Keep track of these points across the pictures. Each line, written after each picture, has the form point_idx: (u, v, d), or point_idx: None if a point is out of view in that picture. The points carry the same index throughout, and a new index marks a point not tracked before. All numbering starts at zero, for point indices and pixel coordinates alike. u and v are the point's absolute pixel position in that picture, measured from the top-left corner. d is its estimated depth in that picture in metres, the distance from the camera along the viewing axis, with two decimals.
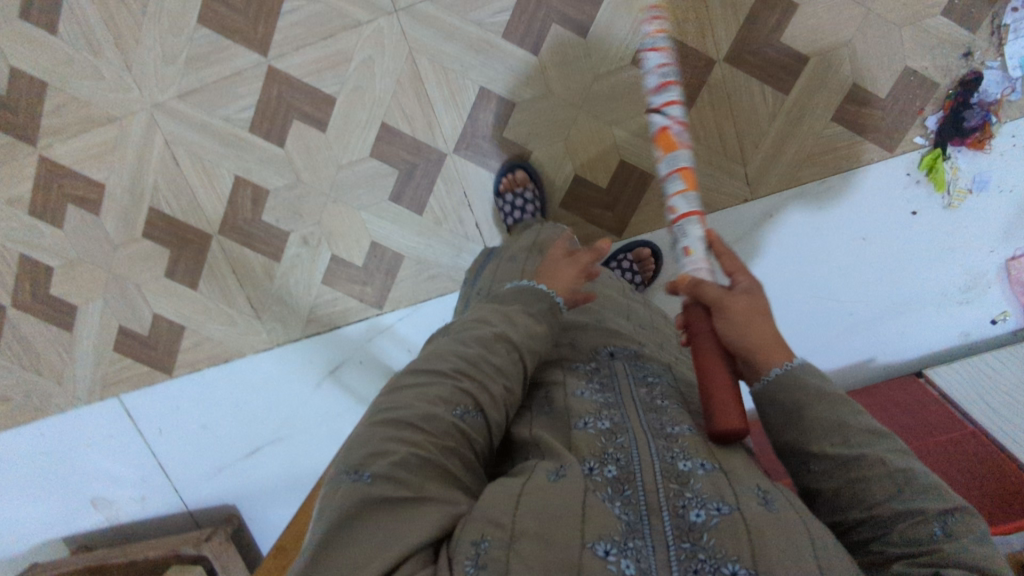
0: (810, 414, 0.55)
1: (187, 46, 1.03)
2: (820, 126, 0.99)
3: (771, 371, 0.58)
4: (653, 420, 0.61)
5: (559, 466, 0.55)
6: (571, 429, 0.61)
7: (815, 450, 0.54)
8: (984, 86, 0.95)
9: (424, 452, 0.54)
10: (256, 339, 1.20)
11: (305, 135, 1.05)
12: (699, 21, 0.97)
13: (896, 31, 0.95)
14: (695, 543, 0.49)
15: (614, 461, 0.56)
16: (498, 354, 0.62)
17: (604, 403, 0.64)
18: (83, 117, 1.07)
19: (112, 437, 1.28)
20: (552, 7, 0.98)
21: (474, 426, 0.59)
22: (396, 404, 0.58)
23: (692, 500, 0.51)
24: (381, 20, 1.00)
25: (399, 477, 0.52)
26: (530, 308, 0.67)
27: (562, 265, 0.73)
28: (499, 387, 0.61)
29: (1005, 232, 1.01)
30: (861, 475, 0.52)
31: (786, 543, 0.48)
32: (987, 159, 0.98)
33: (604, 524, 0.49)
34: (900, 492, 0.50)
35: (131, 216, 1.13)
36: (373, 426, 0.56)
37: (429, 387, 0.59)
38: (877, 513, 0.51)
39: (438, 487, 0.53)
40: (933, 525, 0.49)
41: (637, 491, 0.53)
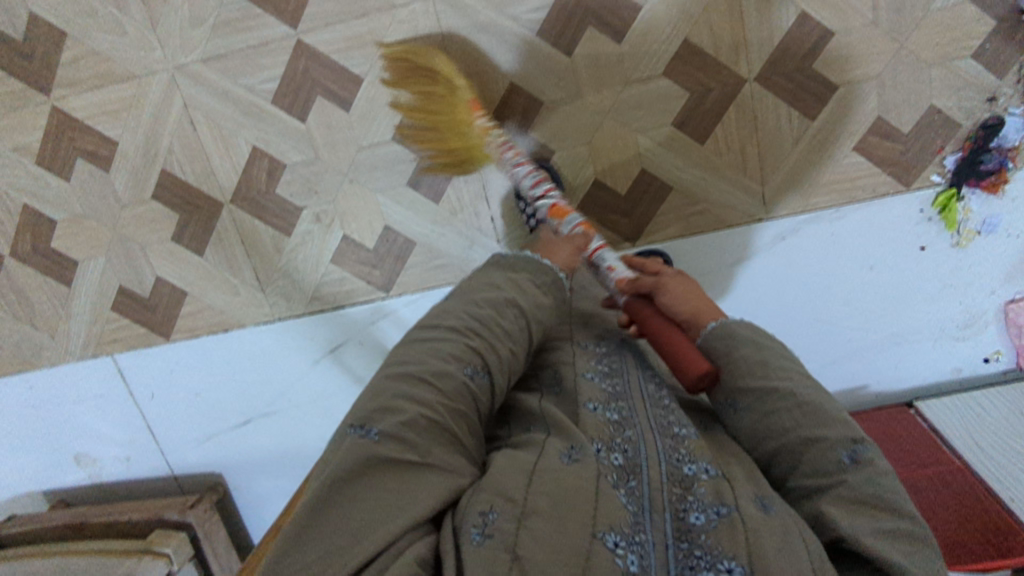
0: (739, 355, 0.71)
1: (215, 10, 1.00)
2: (841, 155, 1.00)
3: (710, 326, 0.75)
4: (659, 418, 0.71)
5: (571, 450, 0.63)
6: (580, 409, 0.71)
7: (740, 387, 0.70)
8: (1005, 131, 0.96)
9: (435, 414, 0.63)
10: (259, 311, 1.19)
11: (328, 112, 1.04)
12: (734, 39, 0.96)
13: (929, 68, 0.95)
14: (692, 544, 0.57)
15: (621, 451, 0.65)
16: (507, 318, 0.73)
17: (612, 394, 0.74)
18: (101, 71, 1.04)
19: (103, 396, 1.27)
20: (591, 9, 0.96)
21: (481, 387, 0.68)
22: (413, 359, 0.68)
23: (694, 505, 0.60)
24: (416, 4, 0.99)
25: (406, 438, 0.60)
26: (536, 278, 0.78)
27: (560, 243, 0.85)
28: (505, 351, 0.71)
29: (1007, 275, 1.04)
30: (774, 407, 0.67)
31: (777, 544, 0.55)
32: (999, 203, 1.00)
33: (613, 516, 0.57)
34: (809, 423, 0.65)
35: (142, 176, 1.11)
36: (390, 382, 0.65)
37: (445, 347, 0.69)
38: (794, 442, 0.65)
39: (444, 454, 0.62)
40: (839, 453, 0.63)
41: (642, 485, 0.61)
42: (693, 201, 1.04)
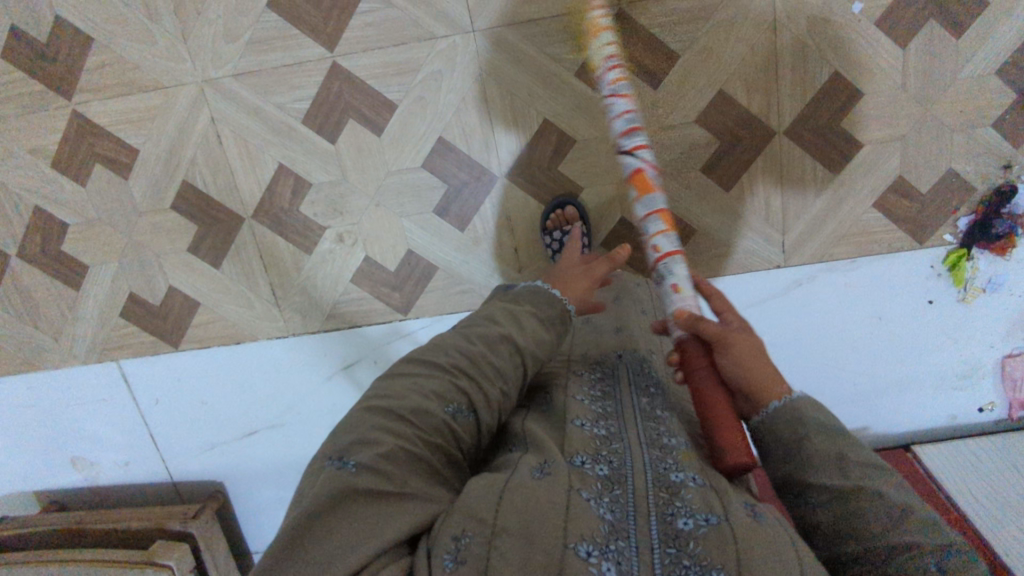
0: (813, 445, 0.53)
1: (252, 27, 0.99)
2: (860, 209, 1.03)
3: (770, 405, 0.57)
4: (651, 428, 0.60)
5: (543, 463, 0.54)
6: (565, 426, 0.60)
7: (812, 481, 0.52)
8: (1017, 198, 1.00)
9: (410, 446, 0.53)
10: (272, 326, 1.18)
11: (359, 135, 1.03)
12: (767, 91, 0.98)
13: (949, 134, 0.99)
14: (681, 549, 0.46)
15: (606, 462, 0.55)
16: (500, 354, 0.61)
17: (602, 411, 0.63)
18: (129, 79, 1.02)
19: (105, 401, 1.24)
20: (630, 55, 0.97)
21: (465, 427, 0.58)
22: (390, 392, 0.57)
23: (681, 509, 0.49)
24: (456, 36, 0.98)
25: (382, 470, 0.51)
26: (538, 310, 0.67)
27: (577, 274, 0.74)
28: (497, 393, 0.60)
29: (1008, 331, 1.08)
30: (858, 508, 0.49)
31: (772, 556, 0.46)
32: (1006, 265, 1.04)
33: (588, 524, 0.48)
34: (894, 524, 0.48)
35: (162, 186, 1.09)
36: (364, 415, 0.55)
37: (425, 380, 0.58)
38: (869, 544, 0.48)
39: (418, 481, 0.52)
40: (930, 562, 0.45)
41: (628, 493, 0.51)
42: (716, 244, 1.06)
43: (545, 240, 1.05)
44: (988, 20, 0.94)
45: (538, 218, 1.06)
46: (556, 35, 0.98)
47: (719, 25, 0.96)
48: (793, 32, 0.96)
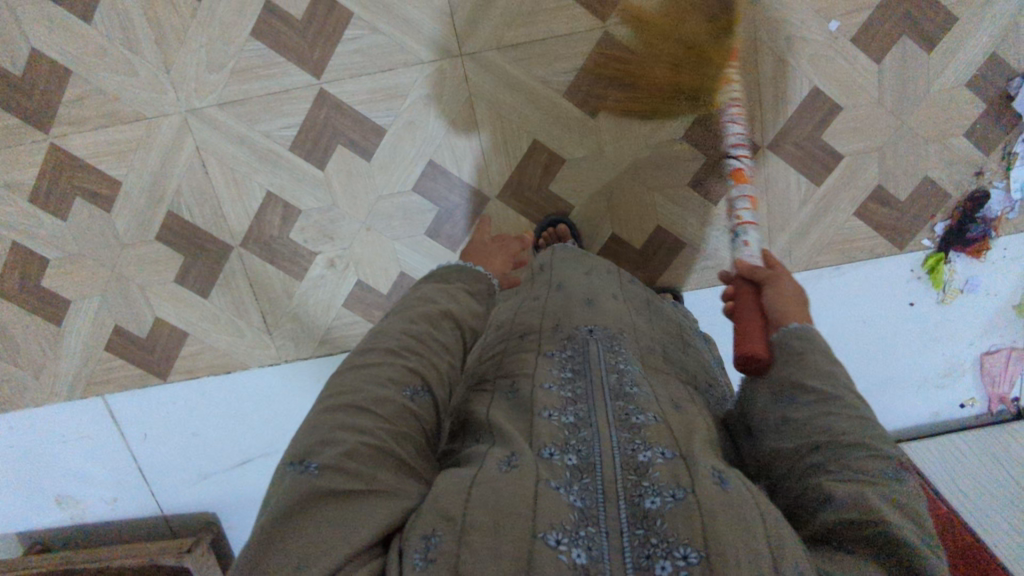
0: (810, 359, 0.52)
1: (236, 56, 0.98)
2: (842, 219, 1.06)
3: (790, 324, 0.56)
4: (619, 404, 0.53)
5: (509, 455, 0.48)
6: (532, 417, 0.52)
7: (798, 381, 0.50)
8: (989, 204, 1.05)
9: (375, 441, 0.46)
10: (263, 354, 1.16)
11: (348, 161, 1.03)
12: (750, 106, 1.00)
13: (923, 144, 1.03)
14: (649, 529, 0.42)
15: (575, 450, 0.48)
16: (443, 331, 0.59)
17: (572, 396, 0.55)
18: (109, 111, 1.01)
19: (91, 437, 1.20)
20: (616, 75, 0.99)
21: (424, 407, 0.52)
22: (344, 387, 0.50)
23: (649, 488, 0.44)
24: (444, 60, 0.98)
25: (348, 467, 0.44)
26: (471, 287, 0.67)
27: (493, 250, 0.87)
28: (444, 364, 0.57)
29: (985, 330, 1.11)
30: (834, 409, 0.47)
31: (740, 525, 0.41)
32: (980, 267, 1.08)
33: (555, 513, 0.43)
34: (859, 424, 0.47)
35: (147, 217, 1.07)
36: (321, 415, 0.48)
37: (376, 368, 0.52)
38: (834, 437, 0.46)
39: (392, 475, 0.46)
40: (884, 465, 0.45)
41: (597, 478, 0.45)
42: (704, 256, 1.08)
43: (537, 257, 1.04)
44: (956, 35, 0.98)
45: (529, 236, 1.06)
46: (543, 58, 0.99)
47: None
48: (771, 49, 0.98)
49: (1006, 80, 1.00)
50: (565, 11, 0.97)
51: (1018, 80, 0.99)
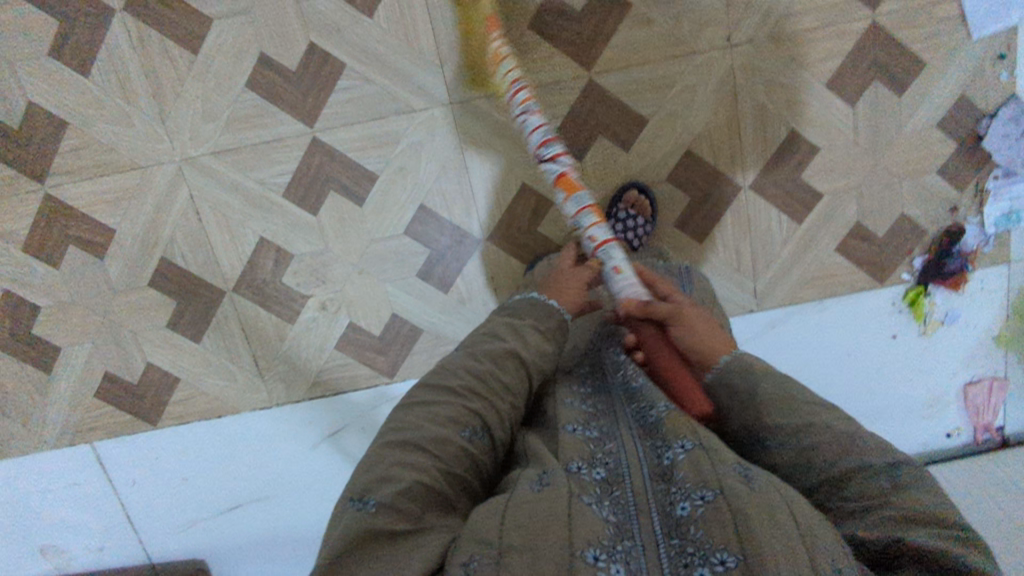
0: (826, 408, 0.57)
1: (230, 107, 1.00)
2: (824, 255, 1.09)
3: (720, 360, 0.64)
4: (640, 418, 0.63)
5: (542, 475, 0.55)
6: (560, 436, 0.61)
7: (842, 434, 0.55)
8: (965, 238, 1.08)
9: (430, 479, 0.54)
10: (255, 398, 1.15)
11: (340, 206, 1.05)
12: (731, 148, 1.04)
13: (898, 182, 1.06)
14: (684, 539, 0.48)
15: (603, 465, 0.57)
16: (507, 371, 0.64)
17: (592, 412, 0.66)
18: (104, 161, 1.02)
19: (79, 484, 1.18)
20: (601, 121, 1.02)
21: (480, 447, 0.59)
22: (404, 422, 0.59)
23: (679, 494, 0.52)
24: (435, 108, 1.01)
25: (402, 506, 0.51)
26: (541, 323, 0.70)
27: (567, 278, 0.78)
28: (506, 406, 0.62)
29: (967, 360, 1.13)
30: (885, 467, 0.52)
31: (773, 527, 0.46)
32: (960, 299, 1.11)
33: (592, 529, 0.49)
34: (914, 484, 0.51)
35: (140, 264, 1.08)
36: (383, 450, 0.56)
37: (439, 407, 0.60)
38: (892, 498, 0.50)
39: (436, 515, 0.53)
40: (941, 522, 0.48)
41: (627, 494, 0.53)
42: None
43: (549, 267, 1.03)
44: (927, 78, 1.02)
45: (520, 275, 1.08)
46: None
47: (683, 91, 1.01)
48: (750, 95, 1.02)
49: (975, 120, 1.04)
50: (551, 62, 0.99)
51: (987, 119, 1.03)
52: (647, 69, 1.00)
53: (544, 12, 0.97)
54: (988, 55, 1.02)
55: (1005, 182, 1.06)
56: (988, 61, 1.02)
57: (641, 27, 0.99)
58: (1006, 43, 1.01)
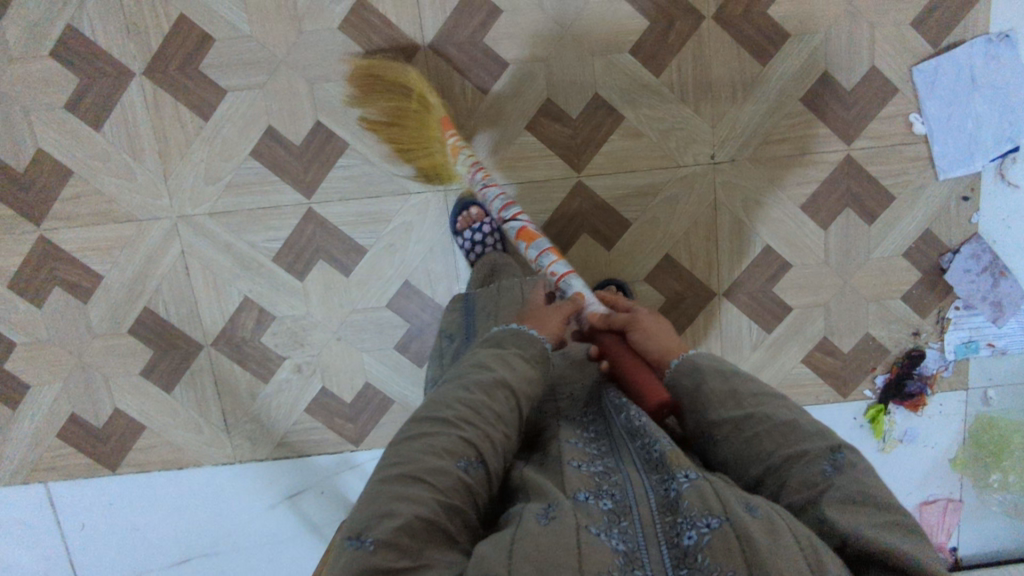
0: (706, 388, 0.61)
1: (233, 171, 1.03)
2: (791, 364, 1.12)
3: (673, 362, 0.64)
4: (638, 445, 0.60)
5: (547, 507, 0.52)
6: (561, 468, 0.58)
7: (710, 416, 0.59)
8: (925, 361, 1.12)
9: (433, 515, 0.51)
10: (219, 452, 1.15)
11: (327, 275, 1.07)
12: (708, 256, 1.07)
13: (865, 304, 1.10)
14: (692, 567, 0.47)
15: (609, 496, 0.54)
16: (498, 400, 0.60)
17: (597, 452, 0.61)
18: (102, 210, 1.05)
19: (28, 524, 1.17)
20: (587, 220, 1.06)
21: (478, 480, 0.56)
22: (400, 456, 0.55)
23: (685, 523, 0.49)
24: (429, 193, 1.05)
25: (403, 544, 0.49)
26: (524, 352, 0.66)
27: (548, 311, 0.71)
28: (500, 436, 0.59)
29: (923, 480, 1.16)
30: (753, 432, 0.57)
31: (779, 550, 0.46)
32: (919, 420, 1.14)
33: (601, 560, 0.47)
34: (786, 439, 0.55)
35: (123, 311, 1.09)
36: (377, 485, 0.53)
37: (432, 438, 0.56)
38: (773, 462, 0.55)
39: (437, 549, 0.51)
40: (822, 463, 0.53)
41: (635, 525, 0.51)
42: None
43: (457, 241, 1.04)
44: (896, 209, 1.06)
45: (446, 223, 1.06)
46: (522, 200, 1.05)
47: (665, 200, 1.05)
48: (728, 210, 1.06)
49: (939, 254, 1.08)
50: (544, 160, 1.04)
51: (949, 254, 1.08)
52: (634, 177, 1.05)
53: (541, 114, 1.02)
54: (952, 196, 1.06)
55: (965, 313, 1.10)
56: (955, 200, 1.06)
57: (634, 138, 1.03)
58: (970, 186, 1.05)
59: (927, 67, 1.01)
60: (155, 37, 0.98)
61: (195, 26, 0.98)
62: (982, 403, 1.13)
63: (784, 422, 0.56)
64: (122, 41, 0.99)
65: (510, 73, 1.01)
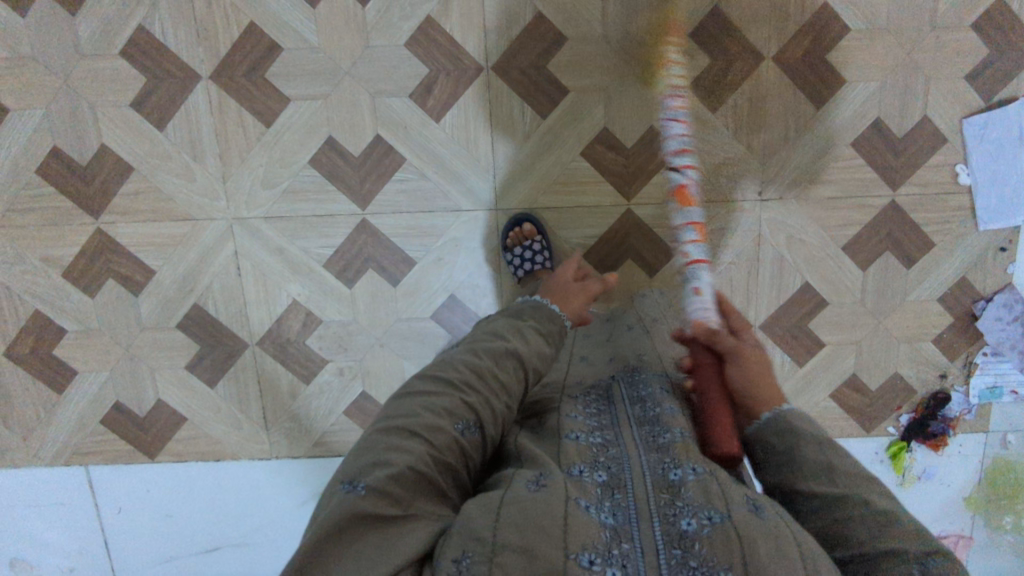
0: (804, 451, 0.55)
1: (291, 178, 1.06)
2: (819, 398, 1.15)
3: (763, 415, 0.59)
4: (646, 431, 0.60)
5: (538, 475, 0.52)
6: (560, 440, 0.60)
7: (801, 486, 0.54)
8: (949, 404, 1.15)
9: (423, 467, 0.52)
10: (256, 447, 1.18)
11: (375, 284, 1.10)
12: (747, 290, 1.10)
13: (896, 344, 1.13)
14: (686, 551, 0.46)
15: (605, 468, 0.55)
16: (505, 370, 0.63)
17: (597, 424, 0.63)
18: (159, 207, 1.07)
19: (65, 504, 1.20)
20: (634, 247, 1.08)
21: (472, 443, 0.57)
22: (400, 409, 0.56)
23: (683, 509, 0.49)
24: (481, 211, 1.07)
25: (392, 492, 0.50)
26: (541, 326, 0.71)
27: (573, 289, 0.82)
28: (501, 405, 0.61)
29: (936, 517, 1.19)
30: (845, 513, 0.51)
31: (776, 551, 0.45)
32: (938, 459, 1.17)
33: (587, 531, 0.47)
34: (880, 529, 0.49)
35: (173, 306, 1.11)
36: (377, 435, 0.54)
37: (434, 397, 0.57)
38: (855, 548, 0.49)
39: (426, 502, 0.52)
40: (912, 566, 0.46)
41: (629, 497, 0.51)
42: None
43: (506, 257, 1.06)
44: (934, 256, 1.09)
45: (497, 236, 1.08)
46: (571, 224, 1.08)
47: (712, 232, 1.08)
48: (772, 246, 1.08)
49: (972, 301, 1.11)
50: (596, 186, 1.06)
51: (982, 302, 1.11)
52: None
53: (597, 141, 1.04)
54: (990, 246, 1.08)
55: (993, 359, 1.13)
56: (992, 250, 1.08)
57: None
58: (1009, 237, 1.08)
59: (977, 121, 1.03)
60: (225, 43, 1.00)
61: (264, 34, 1.00)
62: (1001, 446, 1.16)
63: (883, 513, 0.50)
64: (191, 44, 1.00)
65: (570, 99, 1.02)
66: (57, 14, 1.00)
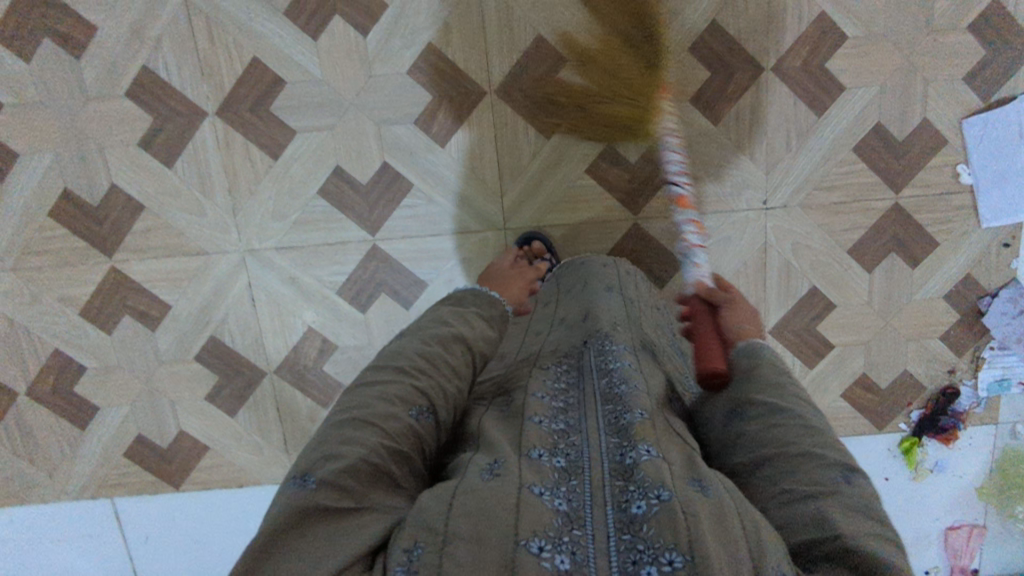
0: (762, 373, 0.59)
1: (300, 209, 1.07)
2: (830, 398, 1.17)
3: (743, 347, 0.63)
4: (609, 411, 0.55)
5: (492, 463, 0.49)
6: (521, 423, 0.55)
7: (752, 399, 0.56)
8: (959, 398, 1.17)
9: (378, 457, 0.49)
10: (279, 471, 1.20)
11: (388, 308, 1.11)
12: (755, 296, 1.11)
13: (904, 343, 1.14)
14: (635, 535, 0.42)
15: (564, 454, 0.50)
16: (454, 353, 0.62)
17: (563, 405, 0.58)
18: (172, 242, 1.08)
19: (94, 535, 1.22)
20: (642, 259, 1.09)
21: (427, 428, 0.55)
22: (355, 401, 0.54)
23: (635, 492, 0.44)
24: (489, 232, 1.08)
25: (346, 485, 0.47)
26: (483, 312, 0.72)
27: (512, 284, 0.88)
28: (453, 388, 0.60)
29: (951, 507, 1.21)
30: (779, 420, 0.53)
31: (723, 535, 0.42)
32: (949, 452, 1.19)
33: (537, 519, 0.43)
34: (810, 437, 0.52)
35: (190, 339, 1.13)
36: (330, 429, 0.51)
37: (386, 386, 0.56)
38: (785, 447, 0.51)
39: (382, 495, 0.49)
40: (837, 471, 0.49)
41: (585, 483, 0.47)
42: None
43: None
44: (939, 255, 1.10)
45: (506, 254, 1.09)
46: (578, 240, 1.09)
47: (717, 241, 1.09)
48: (779, 252, 1.09)
49: (978, 297, 1.12)
50: (600, 202, 1.07)
51: (988, 297, 1.12)
52: None
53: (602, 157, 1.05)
54: (994, 243, 1.10)
55: (1000, 353, 1.14)
56: (996, 245, 1.10)
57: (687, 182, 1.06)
58: (1011, 233, 1.09)
59: (977, 121, 1.04)
60: (229, 78, 1.01)
61: (267, 68, 1.01)
62: (1011, 436, 1.18)
63: (818, 428, 0.52)
64: (196, 81, 1.01)
65: None
66: (61, 57, 1.00)
